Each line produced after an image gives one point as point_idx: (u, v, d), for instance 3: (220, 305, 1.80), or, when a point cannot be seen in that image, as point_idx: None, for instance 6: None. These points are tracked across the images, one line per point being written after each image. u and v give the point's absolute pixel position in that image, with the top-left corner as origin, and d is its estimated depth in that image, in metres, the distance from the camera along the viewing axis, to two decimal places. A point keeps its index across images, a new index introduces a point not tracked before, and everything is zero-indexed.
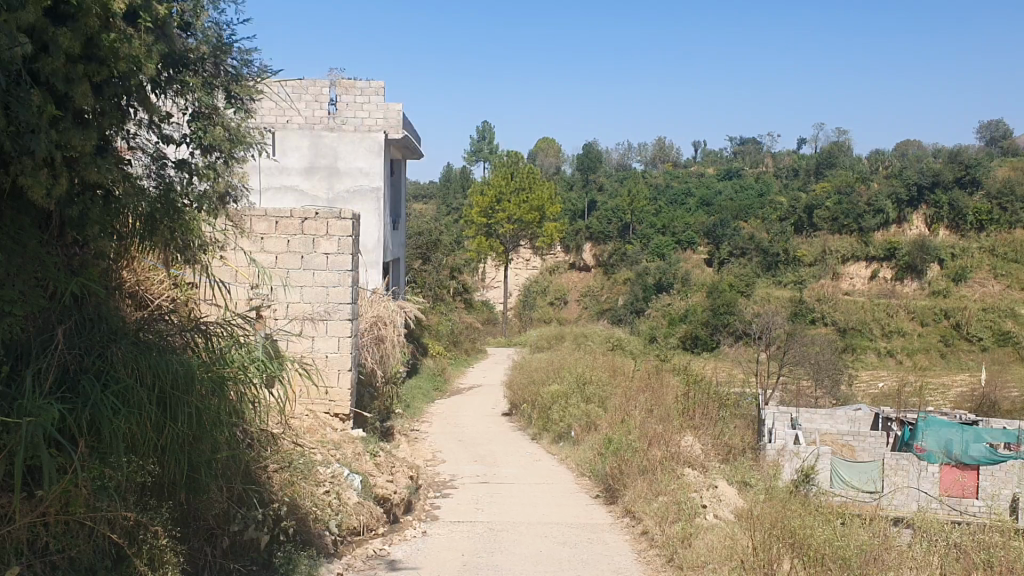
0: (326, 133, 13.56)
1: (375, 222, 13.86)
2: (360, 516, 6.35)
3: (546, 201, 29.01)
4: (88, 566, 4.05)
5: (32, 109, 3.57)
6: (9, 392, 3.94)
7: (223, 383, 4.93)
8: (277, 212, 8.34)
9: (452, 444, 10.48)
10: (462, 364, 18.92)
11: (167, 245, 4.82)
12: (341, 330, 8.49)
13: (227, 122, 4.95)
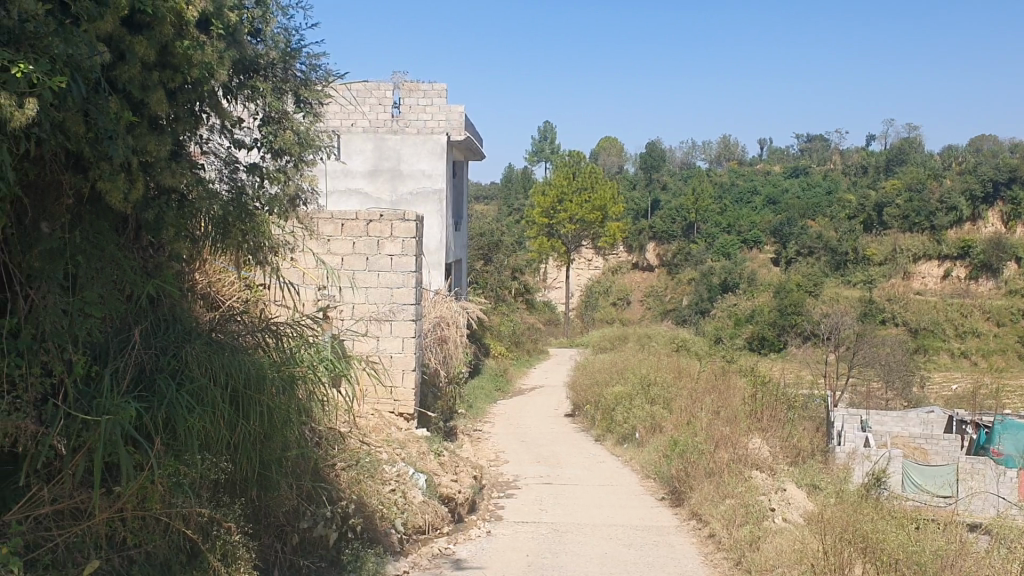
0: (390, 136, 13.71)
1: (438, 224, 13.95)
2: (425, 514, 6.40)
3: (609, 200, 28.86)
4: (163, 561, 4.15)
5: (111, 116, 3.68)
6: (89, 390, 4.06)
7: (293, 382, 5.02)
8: (342, 214, 8.46)
9: (515, 444, 10.51)
10: (525, 364, 18.95)
11: (238, 248, 4.92)
12: (405, 331, 8.57)
13: (296, 126, 5.01)
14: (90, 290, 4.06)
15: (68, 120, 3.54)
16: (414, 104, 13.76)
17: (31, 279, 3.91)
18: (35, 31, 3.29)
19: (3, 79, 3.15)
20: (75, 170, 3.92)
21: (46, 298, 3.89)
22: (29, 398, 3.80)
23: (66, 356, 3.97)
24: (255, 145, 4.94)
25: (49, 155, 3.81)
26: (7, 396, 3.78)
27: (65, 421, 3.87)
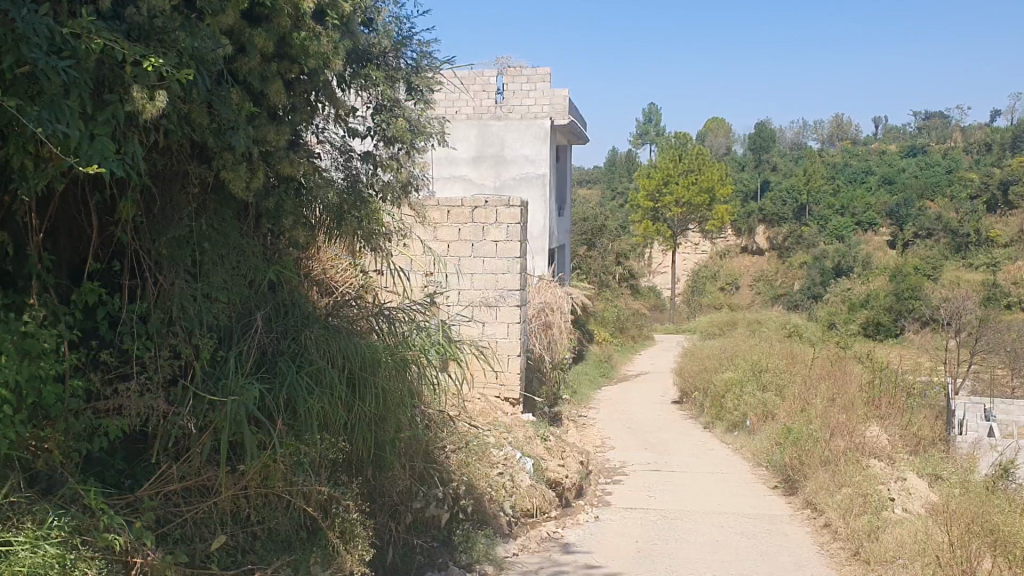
0: (493, 122, 13.79)
1: (541, 210, 13.92)
2: (533, 498, 6.45)
3: (716, 182, 28.30)
4: (285, 538, 4.30)
5: (233, 107, 3.81)
6: (215, 372, 4.22)
7: (406, 365, 5.13)
8: (449, 201, 8.56)
9: (621, 430, 10.46)
10: (630, 350, 18.83)
11: (353, 235, 5.03)
12: (511, 317, 8.62)
13: (408, 114, 5.07)
14: (215, 275, 4.24)
15: (193, 111, 3.70)
16: (517, 90, 13.90)
17: (161, 266, 4.11)
18: (163, 26, 3.44)
19: (134, 73, 3.30)
20: (199, 161, 4.12)
21: (174, 283, 4.08)
22: (159, 379, 3.99)
23: (193, 340, 4.15)
24: (368, 133, 5.03)
25: (175, 146, 4.01)
26: (139, 377, 3.99)
27: (193, 401, 4.04)
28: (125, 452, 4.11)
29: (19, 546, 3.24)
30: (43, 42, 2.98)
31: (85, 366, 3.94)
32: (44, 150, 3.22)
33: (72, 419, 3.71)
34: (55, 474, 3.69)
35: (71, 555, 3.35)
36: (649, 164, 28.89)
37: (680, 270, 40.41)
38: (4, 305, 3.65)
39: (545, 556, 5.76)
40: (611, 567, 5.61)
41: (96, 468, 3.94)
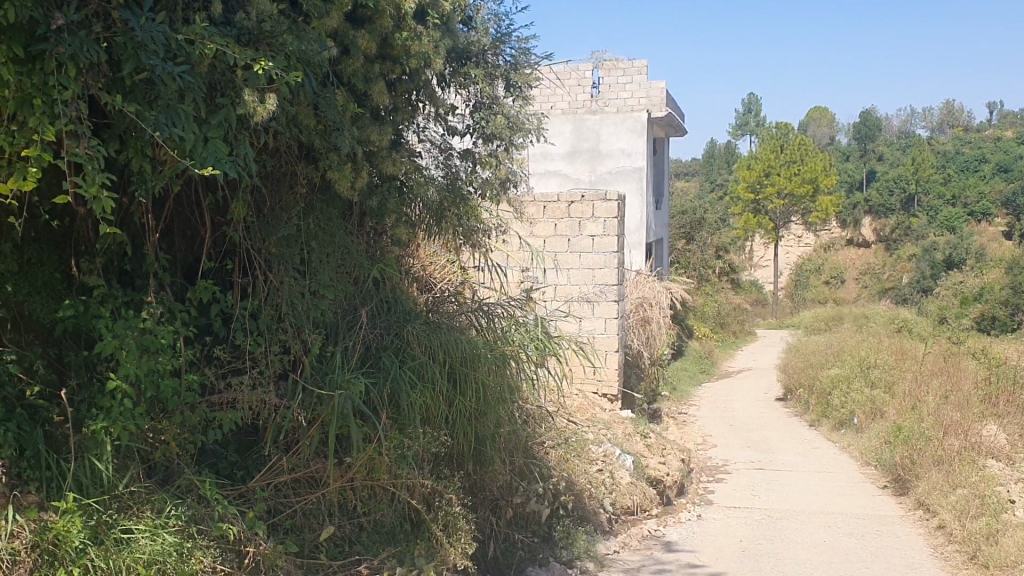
0: (589, 117, 13.76)
1: (638, 203, 13.78)
2: (634, 496, 6.42)
3: (820, 173, 27.57)
4: (390, 530, 4.37)
5: (338, 108, 3.90)
6: (322, 366, 4.32)
7: (504, 360, 5.18)
8: (545, 197, 8.57)
9: (724, 428, 10.28)
10: (731, 346, 18.52)
11: (454, 231, 5.10)
12: (608, 312, 8.56)
13: (506, 111, 5.08)
14: (323, 272, 4.35)
15: (300, 113, 3.80)
16: (613, 83, 13.90)
17: (271, 264, 4.24)
18: (271, 30, 3.54)
19: (245, 77, 3.41)
20: (306, 161, 4.25)
21: (284, 280, 4.21)
22: (269, 374, 4.10)
23: (302, 336, 4.26)
24: (467, 131, 5.10)
25: (284, 148, 4.13)
26: (250, 371, 4.11)
27: (302, 395, 4.14)
28: (237, 445, 4.25)
29: (140, 534, 3.40)
30: (160, 49, 3.08)
31: (200, 360, 4.08)
32: (161, 152, 3.35)
33: (188, 412, 3.85)
34: (171, 464, 3.84)
35: (188, 543, 3.48)
36: (749, 156, 28.37)
37: (782, 263, 39.52)
38: (124, 302, 3.82)
39: (647, 554, 5.72)
40: (715, 566, 5.52)
41: (210, 460, 4.08)
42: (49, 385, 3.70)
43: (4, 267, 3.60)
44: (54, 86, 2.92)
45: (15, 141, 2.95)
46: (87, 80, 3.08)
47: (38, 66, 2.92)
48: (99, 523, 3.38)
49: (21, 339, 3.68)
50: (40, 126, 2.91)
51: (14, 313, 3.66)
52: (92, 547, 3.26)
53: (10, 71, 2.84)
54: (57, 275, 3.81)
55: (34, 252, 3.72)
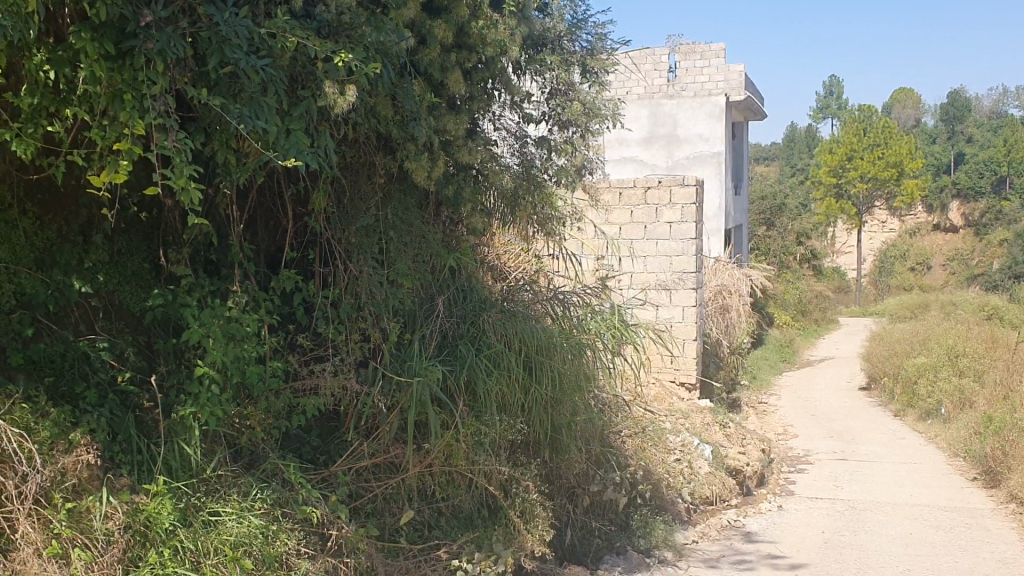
0: (665, 101, 13.60)
1: (716, 187, 13.54)
2: (713, 486, 6.37)
3: (905, 155, 26.79)
4: (468, 515, 4.41)
5: (415, 98, 3.94)
6: (401, 353, 4.39)
7: (581, 348, 5.19)
8: (621, 183, 8.47)
9: (805, 418, 10.10)
10: (813, 335, 18.15)
11: (529, 219, 5.10)
12: (687, 300, 8.47)
13: (583, 97, 5.04)
14: (401, 261, 4.39)
15: (378, 104, 3.85)
16: (690, 67, 13.77)
17: (351, 254, 4.30)
18: (350, 22, 3.59)
19: (325, 69, 3.46)
20: (384, 152, 4.31)
21: (363, 269, 4.26)
22: (350, 361, 4.16)
23: (381, 324, 4.31)
24: (543, 118, 5.08)
25: (363, 138, 4.19)
26: (332, 358, 4.19)
27: (382, 381, 4.22)
28: (320, 430, 4.31)
29: (227, 517, 3.49)
30: (243, 43, 3.13)
31: (284, 347, 4.16)
32: (244, 144, 3.42)
33: (272, 398, 3.93)
34: (257, 449, 3.92)
35: (273, 526, 3.57)
36: (831, 139, 27.73)
37: (865, 250, 38.54)
38: (210, 291, 3.92)
39: (726, 544, 5.66)
40: (796, 557, 5.43)
41: (293, 445, 4.15)
42: (140, 371, 3.85)
43: (97, 257, 3.77)
44: (144, 82, 3.00)
45: (108, 135, 3.03)
46: (174, 75, 3.15)
47: (128, 62, 3.00)
48: (189, 506, 3.48)
49: (112, 327, 3.86)
50: (131, 120, 2.99)
51: (106, 301, 3.85)
52: (181, 528, 3.36)
53: (102, 67, 2.93)
54: (146, 264, 3.98)
55: (124, 243, 3.90)
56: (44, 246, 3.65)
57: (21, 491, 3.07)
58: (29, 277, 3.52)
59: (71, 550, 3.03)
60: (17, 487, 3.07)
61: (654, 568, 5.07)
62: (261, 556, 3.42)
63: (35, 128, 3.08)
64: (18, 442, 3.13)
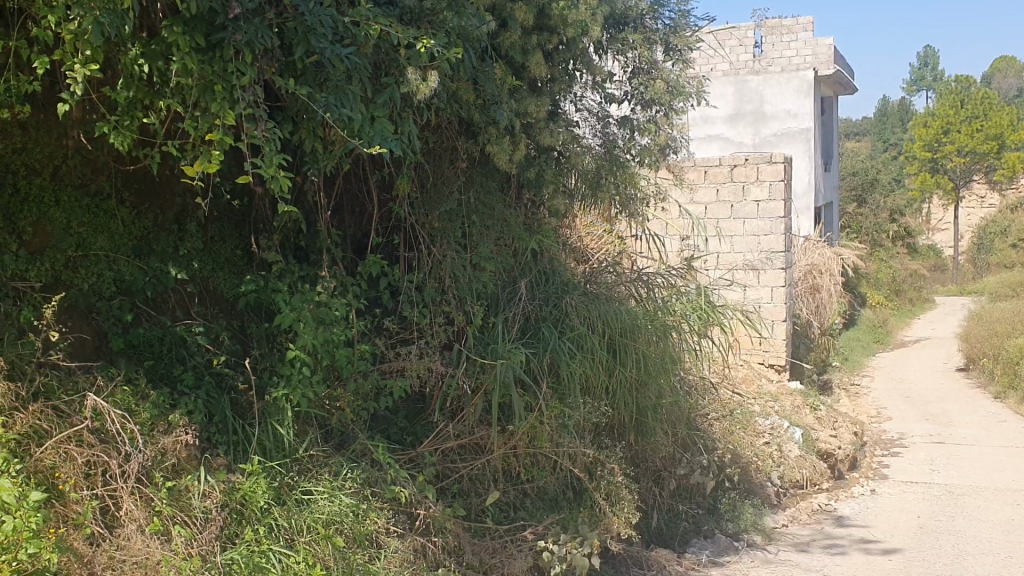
0: (751, 77, 13.33)
1: (806, 165, 13.19)
2: (803, 469, 6.26)
3: (1006, 127, 25.66)
4: (553, 497, 4.43)
5: (496, 82, 3.98)
6: (484, 337, 4.45)
7: (665, 330, 5.16)
8: (706, 161, 8.35)
9: (899, 400, 9.84)
10: (907, 315, 17.60)
11: (611, 200, 5.06)
12: (775, 281, 8.32)
13: (666, 75, 4.96)
14: (483, 245, 4.44)
15: (460, 88, 3.90)
16: (776, 41, 13.41)
17: (434, 238, 4.37)
18: (432, 8, 3.61)
19: (407, 56, 3.50)
20: (465, 136, 4.35)
21: (446, 253, 4.33)
22: (435, 343, 4.22)
23: (465, 307, 4.38)
24: (626, 97, 5.00)
25: (445, 124, 4.25)
26: (418, 341, 4.25)
27: (466, 363, 4.28)
28: (406, 411, 4.38)
29: (319, 496, 3.59)
30: (328, 32, 3.19)
31: (371, 331, 4.23)
32: (331, 132, 3.48)
33: (361, 380, 4.01)
34: (346, 430, 4.02)
35: (363, 505, 3.65)
36: (927, 112, 26.77)
37: (964, 226, 37.12)
38: (300, 277, 4.03)
39: (817, 528, 5.56)
40: (890, 542, 5.31)
41: (381, 425, 4.23)
42: (234, 354, 3.97)
43: (191, 244, 3.91)
44: (233, 73, 3.08)
45: (201, 126, 3.12)
46: (262, 65, 3.22)
47: (218, 53, 3.07)
48: (282, 485, 3.59)
49: (208, 312, 4.00)
50: (221, 111, 3.08)
51: (200, 286, 3.99)
52: (276, 507, 3.46)
53: (193, 59, 3.00)
54: (238, 250, 4.11)
55: (217, 230, 4.03)
56: (141, 234, 3.80)
57: (124, 470, 3.17)
58: (127, 266, 3.68)
59: (172, 527, 3.13)
60: (120, 467, 3.17)
61: (742, 552, 5.02)
62: (352, 534, 3.52)
63: (130, 122, 3.19)
64: (121, 423, 3.25)
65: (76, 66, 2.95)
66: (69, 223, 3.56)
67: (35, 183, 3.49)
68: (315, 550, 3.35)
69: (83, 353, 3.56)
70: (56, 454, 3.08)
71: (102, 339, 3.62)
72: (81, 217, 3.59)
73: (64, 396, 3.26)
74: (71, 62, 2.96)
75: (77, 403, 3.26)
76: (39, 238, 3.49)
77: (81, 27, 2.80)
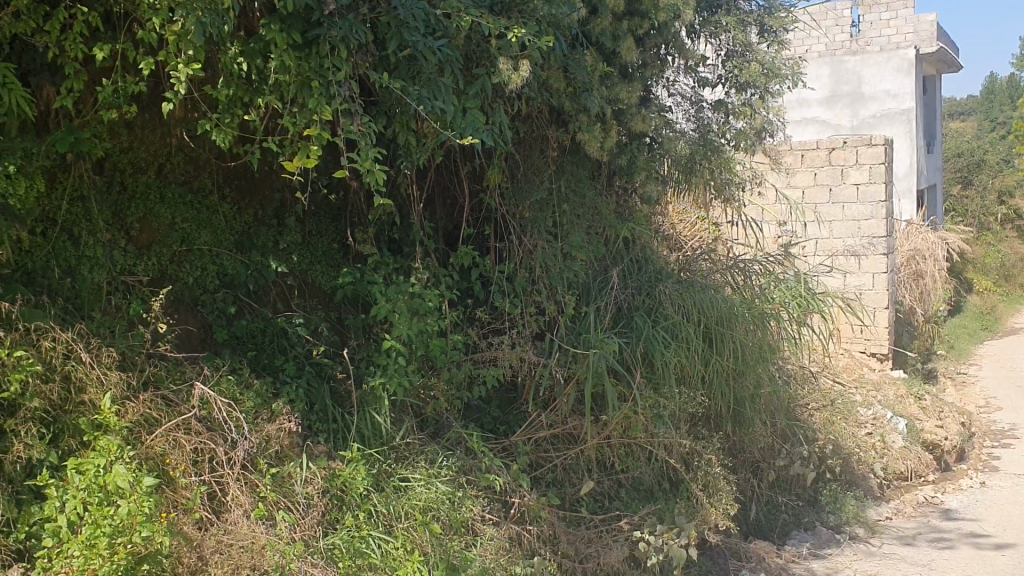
0: (848, 58, 12.86)
1: (907, 146, 12.74)
2: (908, 461, 6.08)
3: None
4: (649, 487, 4.39)
5: (587, 68, 3.97)
6: (576, 326, 4.43)
7: (763, 319, 5.07)
8: (803, 144, 8.14)
9: (1010, 390, 9.43)
10: (1018, 301, 16.84)
11: (706, 186, 4.98)
12: (877, 267, 8.07)
13: (762, 57, 4.85)
14: (574, 234, 4.43)
15: (551, 77, 3.90)
16: (876, 19, 13.31)
17: (525, 228, 4.38)
18: None
19: (499, 46, 3.52)
20: (556, 124, 4.35)
21: (537, 243, 4.34)
22: (527, 333, 4.23)
23: (557, 297, 4.37)
24: (720, 81, 4.92)
25: (537, 112, 4.25)
26: (510, 330, 4.26)
27: (559, 352, 4.27)
28: (499, 400, 4.39)
29: (416, 482, 3.65)
30: (420, 25, 3.22)
31: (463, 321, 4.27)
32: (424, 125, 3.54)
33: (454, 369, 4.06)
34: (440, 418, 4.06)
35: (459, 492, 3.69)
36: None
37: None
38: (394, 269, 4.10)
39: (923, 521, 5.38)
40: (1002, 537, 5.09)
41: (475, 414, 4.26)
42: (332, 345, 4.06)
43: (289, 238, 4.03)
44: (329, 69, 3.14)
45: (299, 120, 3.18)
46: (357, 60, 3.27)
47: (315, 50, 3.13)
48: (380, 472, 3.66)
49: (306, 304, 4.10)
50: (318, 106, 3.14)
51: (299, 279, 4.11)
52: (375, 493, 3.53)
53: (290, 57, 3.07)
54: (334, 244, 4.21)
55: (313, 225, 4.14)
56: (242, 229, 3.93)
57: (230, 457, 3.27)
58: (231, 259, 3.81)
59: (276, 512, 3.21)
60: (226, 454, 3.27)
61: (845, 545, 4.91)
62: (448, 521, 3.57)
63: (231, 118, 3.27)
64: (227, 411, 3.36)
65: (180, 66, 3.03)
66: (174, 219, 3.68)
67: (141, 181, 3.62)
68: (412, 536, 3.40)
69: (189, 343, 3.68)
70: (166, 441, 3.15)
71: (207, 331, 3.75)
72: (185, 213, 3.72)
73: (172, 385, 3.36)
74: (175, 62, 3.05)
75: (184, 392, 3.36)
76: (146, 234, 3.64)
77: (184, 27, 2.89)
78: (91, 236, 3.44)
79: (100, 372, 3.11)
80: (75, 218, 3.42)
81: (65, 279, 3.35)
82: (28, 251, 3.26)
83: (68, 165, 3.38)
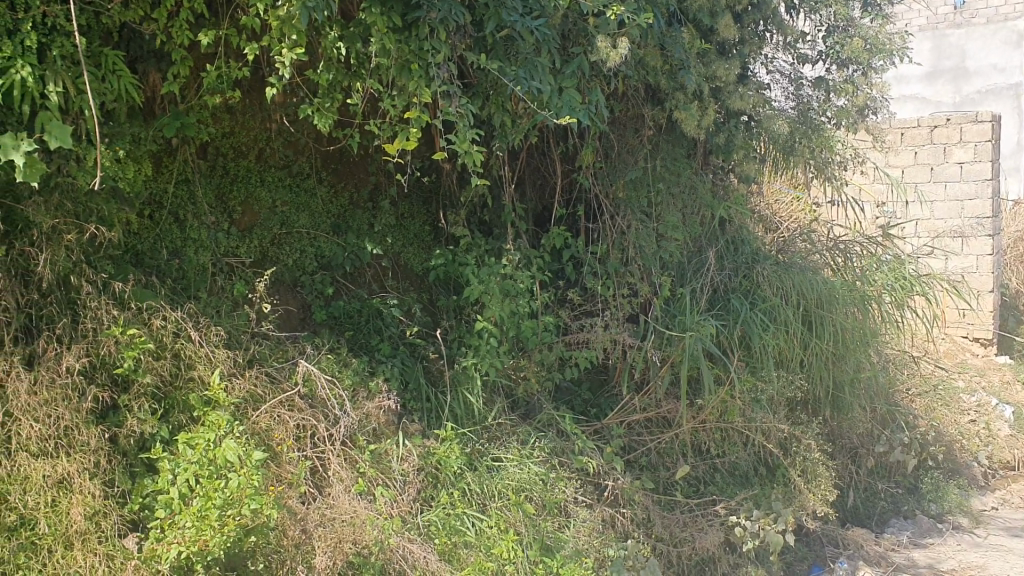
0: (951, 31, 12.43)
1: (1014, 123, 11.95)
2: (1015, 450, 5.86)
3: None
4: (745, 472, 4.32)
5: (684, 46, 3.93)
6: (671, 309, 4.40)
7: (864, 302, 4.95)
8: (903, 123, 7.92)
9: None
10: None
11: (805, 164, 4.87)
12: (982, 249, 7.74)
13: (865, 32, 4.68)
14: (668, 214, 4.39)
15: (648, 55, 3.85)
16: None
17: (618, 208, 4.35)
18: None
19: (596, 24, 3.51)
20: (652, 103, 4.29)
21: (630, 223, 4.31)
22: (620, 315, 4.21)
23: (651, 279, 4.35)
24: (820, 57, 4.78)
25: (632, 91, 4.20)
26: (603, 313, 4.25)
27: (654, 335, 4.27)
28: (590, 383, 4.39)
29: (510, 463, 3.68)
30: (518, 4, 3.21)
31: (555, 303, 4.27)
32: (520, 106, 3.54)
33: (546, 351, 4.07)
34: (531, 399, 4.07)
35: (552, 474, 3.71)
36: None
37: None
38: (487, 250, 4.13)
39: None
40: None
41: (566, 396, 4.26)
42: (425, 325, 4.11)
43: (384, 221, 4.08)
44: (429, 51, 3.16)
45: (399, 105, 3.23)
46: (455, 42, 3.28)
47: (414, 32, 3.14)
48: (474, 451, 3.69)
49: (401, 285, 4.17)
50: (418, 89, 3.19)
51: (393, 261, 4.16)
52: (469, 472, 3.57)
53: (391, 40, 3.09)
54: (427, 226, 4.25)
55: (407, 207, 4.19)
56: (339, 212, 4.00)
57: (331, 434, 3.33)
58: (327, 242, 3.90)
59: (375, 489, 3.27)
60: (327, 431, 3.33)
61: (947, 535, 4.76)
62: (541, 501, 3.59)
63: (332, 102, 3.33)
64: (329, 388, 3.44)
65: (284, 50, 3.07)
66: (274, 202, 3.78)
67: (242, 164, 3.70)
68: (507, 516, 3.44)
69: (289, 323, 3.78)
70: (270, 417, 3.23)
71: (306, 312, 3.83)
72: (284, 195, 3.82)
73: (275, 362, 3.45)
74: (279, 46, 3.09)
75: (287, 369, 3.45)
76: (248, 216, 3.74)
77: (290, 13, 2.93)
78: (196, 219, 3.54)
79: (208, 349, 3.21)
80: (181, 201, 3.52)
81: (172, 260, 3.45)
82: (136, 233, 3.38)
83: (174, 149, 3.48)
